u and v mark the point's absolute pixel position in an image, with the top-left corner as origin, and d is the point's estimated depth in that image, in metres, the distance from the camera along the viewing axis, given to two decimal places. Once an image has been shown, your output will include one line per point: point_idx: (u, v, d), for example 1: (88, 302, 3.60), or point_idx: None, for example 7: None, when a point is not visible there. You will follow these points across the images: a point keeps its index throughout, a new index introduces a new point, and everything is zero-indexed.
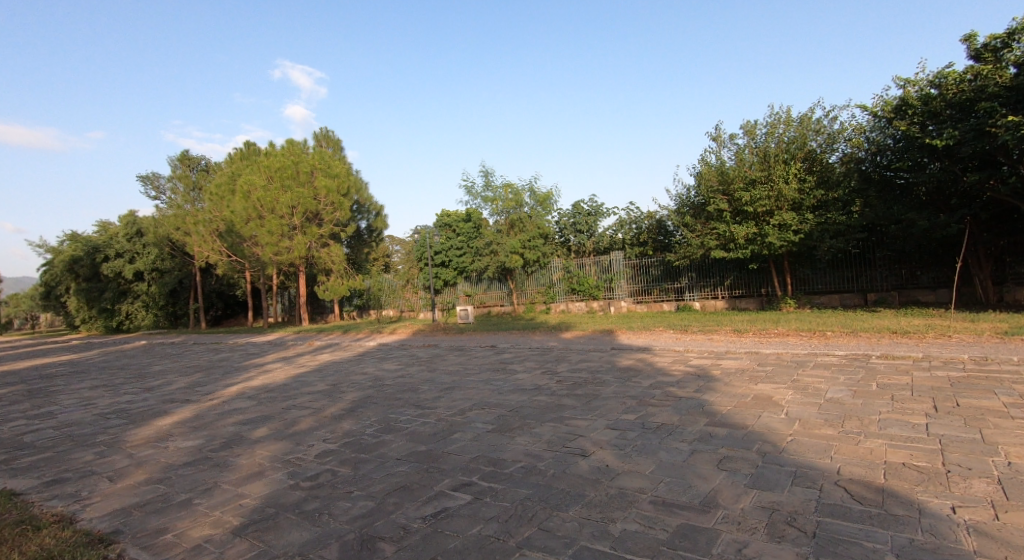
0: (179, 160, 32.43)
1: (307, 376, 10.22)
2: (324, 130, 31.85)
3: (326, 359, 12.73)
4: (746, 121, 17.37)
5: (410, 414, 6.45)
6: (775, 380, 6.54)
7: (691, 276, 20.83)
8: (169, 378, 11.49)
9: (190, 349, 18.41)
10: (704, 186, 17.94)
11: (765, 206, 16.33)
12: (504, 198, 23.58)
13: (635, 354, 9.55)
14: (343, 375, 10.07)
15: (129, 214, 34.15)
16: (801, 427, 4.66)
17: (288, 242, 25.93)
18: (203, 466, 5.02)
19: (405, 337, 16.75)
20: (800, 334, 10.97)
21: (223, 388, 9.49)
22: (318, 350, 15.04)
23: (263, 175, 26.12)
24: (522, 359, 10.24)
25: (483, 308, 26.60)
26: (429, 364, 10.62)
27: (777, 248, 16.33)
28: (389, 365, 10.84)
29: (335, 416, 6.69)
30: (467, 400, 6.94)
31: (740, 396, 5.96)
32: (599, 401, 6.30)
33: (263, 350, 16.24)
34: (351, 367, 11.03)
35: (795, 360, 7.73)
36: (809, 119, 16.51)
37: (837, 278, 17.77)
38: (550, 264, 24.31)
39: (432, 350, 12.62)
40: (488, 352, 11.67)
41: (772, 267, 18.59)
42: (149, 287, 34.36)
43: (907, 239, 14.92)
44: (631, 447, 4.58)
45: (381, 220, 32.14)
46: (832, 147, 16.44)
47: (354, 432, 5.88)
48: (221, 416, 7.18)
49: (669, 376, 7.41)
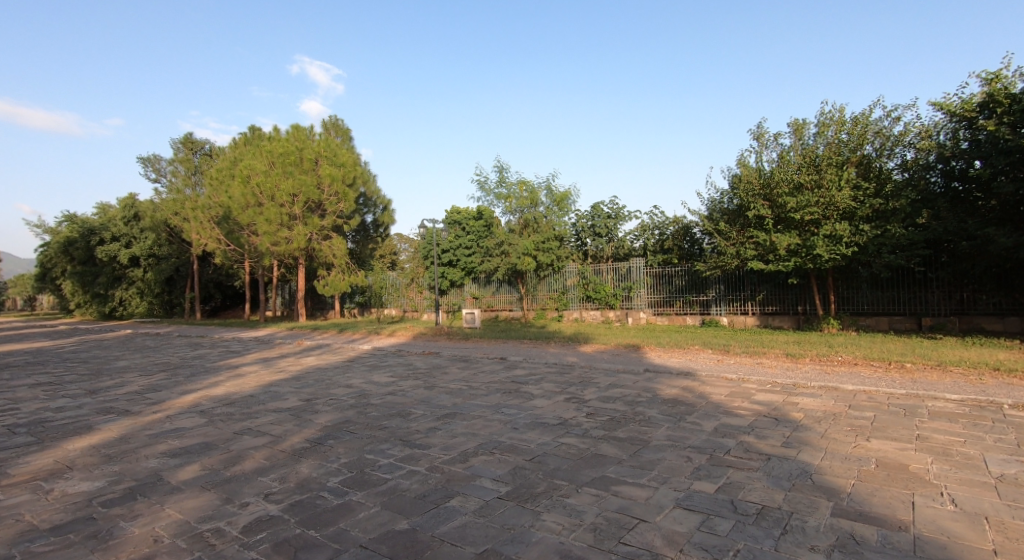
0: (181, 142, 31.14)
1: (282, 385, 8.58)
2: (332, 118, 30.53)
3: (311, 364, 11.08)
4: (793, 119, 15.66)
5: (394, 457, 4.75)
6: (891, 436, 4.80)
7: (719, 288, 19.13)
8: (126, 379, 9.83)
9: (171, 342, 16.90)
10: (742, 189, 16.24)
11: (813, 214, 14.57)
12: (518, 196, 22.10)
13: (678, 381, 7.80)
14: (322, 386, 8.38)
15: (128, 196, 32.85)
16: (1002, 537, 2.91)
17: (287, 233, 24.53)
18: (75, 538, 3.33)
19: (404, 342, 15.09)
20: (871, 364, 9.20)
21: (177, 398, 7.83)
22: (304, 352, 13.38)
23: (265, 160, 24.82)
24: (539, 378, 8.52)
25: (491, 312, 24.96)
26: (427, 379, 8.89)
27: (826, 261, 14.56)
28: (380, 376, 9.13)
29: (297, 451, 5.02)
30: (471, 438, 5.22)
31: (858, 460, 4.20)
32: (653, 454, 4.58)
33: (245, 348, 14.61)
34: (336, 376, 9.35)
35: (898, 405, 5.95)
36: (867, 118, 14.79)
37: (886, 299, 16.07)
38: (565, 269, 22.62)
39: (432, 360, 10.93)
40: (497, 367, 9.94)
41: (813, 283, 16.81)
42: (145, 273, 33.01)
43: (978, 259, 13.18)
44: (732, 555, 2.85)
45: (388, 214, 31.05)
46: (892, 150, 14.70)
47: (314, 483, 4.18)
48: (151, 440, 5.51)
49: (736, 417, 5.68)
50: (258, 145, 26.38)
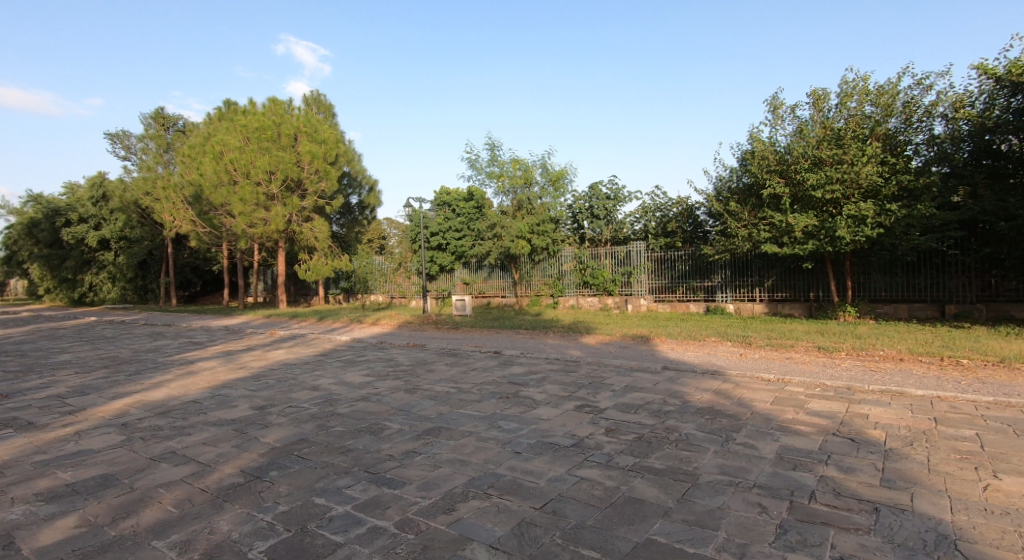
0: (152, 117, 29.36)
1: (237, 386, 7.20)
2: (314, 93, 28.88)
3: (277, 358, 9.68)
4: (813, 89, 14.38)
5: (354, 503, 3.42)
6: (1023, 470, 3.54)
7: (726, 273, 17.97)
8: (56, 377, 8.38)
9: (132, 331, 15.41)
10: (756, 166, 15.04)
11: (834, 193, 13.42)
12: (511, 175, 20.65)
13: (706, 384, 6.51)
14: (284, 388, 7.03)
15: (96, 175, 30.92)
16: None
17: (264, 214, 23.00)
18: None
19: (387, 331, 13.77)
20: (921, 360, 7.96)
21: (103, 403, 6.42)
22: (275, 343, 12.00)
23: (239, 135, 23.20)
24: (540, 378, 7.21)
25: (482, 299, 23.63)
26: (408, 378, 7.54)
27: (847, 244, 13.50)
28: (354, 376, 7.77)
29: (223, 491, 3.68)
30: (460, 470, 3.92)
31: (1010, 515, 2.93)
32: (710, 499, 3.29)
33: (211, 339, 13.18)
34: (304, 374, 8.00)
35: (995, 419, 4.72)
36: (894, 88, 13.58)
37: (906, 284, 15.00)
38: (561, 253, 21.38)
39: (416, 354, 9.63)
40: (491, 363, 8.60)
41: (828, 268, 15.65)
42: (116, 257, 31.27)
43: (1016, 241, 12.11)
44: None
45: (374, 195, 29.54)
46: (921, 123, 13.55)
47: (229, 554, 2.84)
48: (34, 472, 4.12)
49: (799, 436, 4.41)
50: (232, 119, 24.67)
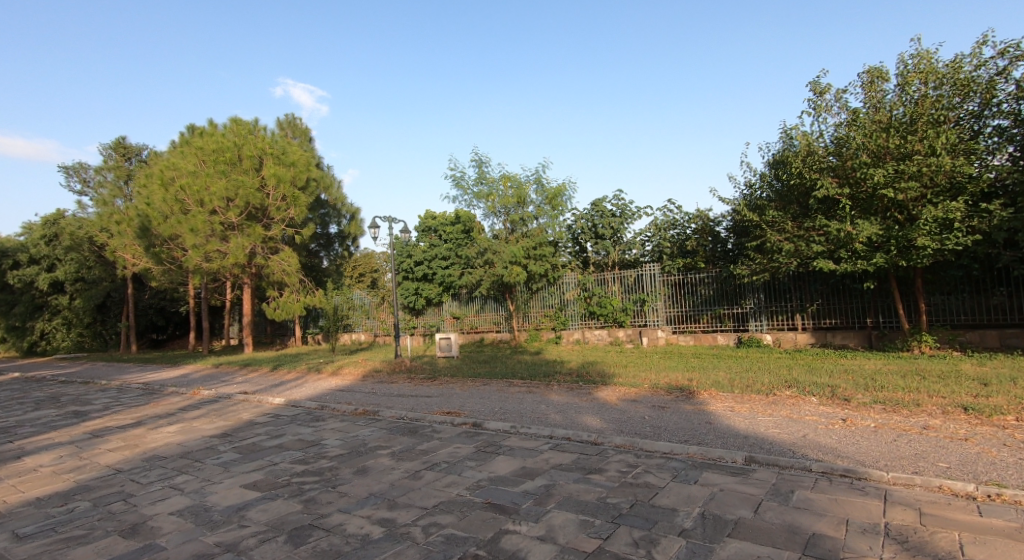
0: (112, 147, 27.02)
1: (3, 526, 4.04)
2: (288, 117, 26.55)
3: (154, 445, 6.51)
4: (869, 68, 11.68)
5: None
6: None
7: (758, 297, 15.00)
8: None
9: (27, 394, 12.21)
10: (800, 167, 12.31)
11: (911, 192, 10.61)
12: (501, 194, 17.78)
13: (861, 513, 3.35)
14: (78, 532, 3.83)
15: (51, 212, 28.17)
16: None
17: (220, 246, 20.15)
18: None
19: (344, 386, 10.57)
20: None
21: None
22: (181, 411, 8.80)
23: (194, 159, 20.50)
24: (542, 495, 4.03)
25: (474, 334, 20.59)
26: (318, 495, 4.37)
27: (928, 256, 10.64)
28: (229, 491, 4.58)
29: None
30: None
31: None
32: None
33: (108, 406, 9.95)
34: (153, 487, 4.81)
35: None
36: (972, 61, 10.79)
37: (993, 308, 11.94)
38: (562, 279, 18.44)
39: (358, 433, 6.46)
40: (463, 452, 5.39)
41: (895, 287, 12.61)
42: (71, 301, 28.18)
43: None
44: None
45: (355, 224, 26.98)
46: (1011, 104, 10.73)
47: None
48: None
49: None
50: (189, 143, 22.03)
